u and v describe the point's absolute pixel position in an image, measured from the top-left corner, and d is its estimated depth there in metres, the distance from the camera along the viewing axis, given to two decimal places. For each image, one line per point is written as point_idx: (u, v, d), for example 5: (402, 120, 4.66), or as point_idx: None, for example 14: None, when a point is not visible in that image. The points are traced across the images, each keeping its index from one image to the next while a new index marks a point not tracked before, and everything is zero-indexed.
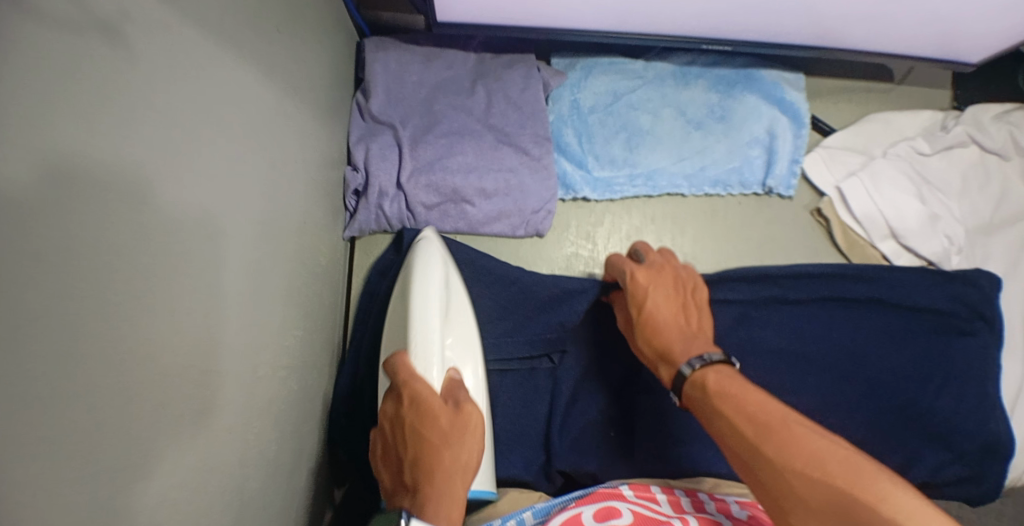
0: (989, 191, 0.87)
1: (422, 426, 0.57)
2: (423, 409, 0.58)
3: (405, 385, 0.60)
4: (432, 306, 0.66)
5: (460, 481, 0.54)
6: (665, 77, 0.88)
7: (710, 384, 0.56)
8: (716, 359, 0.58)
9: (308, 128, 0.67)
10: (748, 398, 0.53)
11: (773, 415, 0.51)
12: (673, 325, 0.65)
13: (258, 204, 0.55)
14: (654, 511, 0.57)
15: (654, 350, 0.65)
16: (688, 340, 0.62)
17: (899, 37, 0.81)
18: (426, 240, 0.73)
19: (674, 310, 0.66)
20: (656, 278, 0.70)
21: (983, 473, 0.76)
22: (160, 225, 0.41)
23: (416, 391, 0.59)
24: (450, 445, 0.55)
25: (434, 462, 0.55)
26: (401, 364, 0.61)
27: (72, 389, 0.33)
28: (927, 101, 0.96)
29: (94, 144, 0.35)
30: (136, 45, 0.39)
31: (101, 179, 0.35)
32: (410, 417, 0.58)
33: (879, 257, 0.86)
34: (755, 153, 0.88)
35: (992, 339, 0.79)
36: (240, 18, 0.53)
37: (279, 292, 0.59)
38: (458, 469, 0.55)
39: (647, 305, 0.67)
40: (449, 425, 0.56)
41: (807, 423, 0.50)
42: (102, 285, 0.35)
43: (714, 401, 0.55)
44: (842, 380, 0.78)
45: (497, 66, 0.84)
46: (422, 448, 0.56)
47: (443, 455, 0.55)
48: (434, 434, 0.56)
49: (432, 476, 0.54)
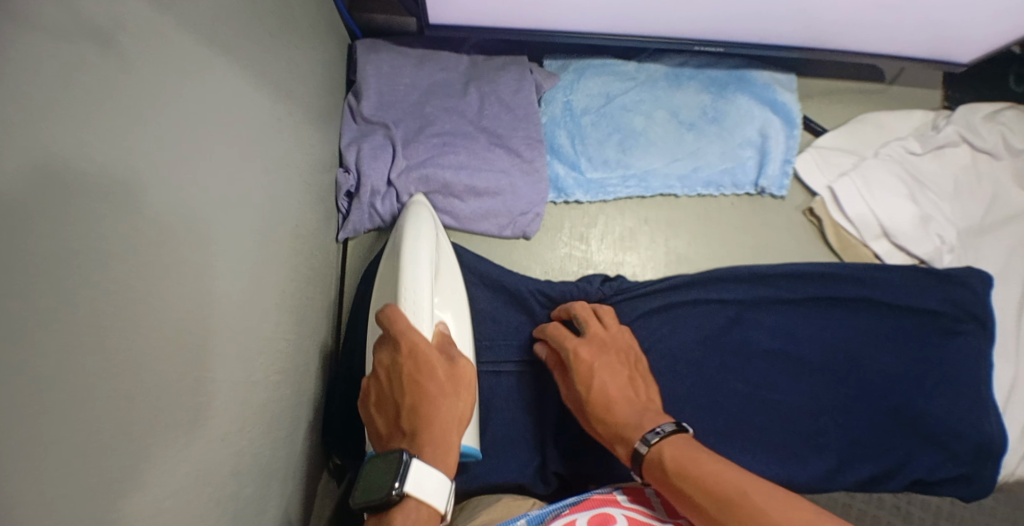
0: (981, 192, 0.87)
1: (420, 376, 0.57)
2: (421, 360, 0.57)
3: (401, 335, 0.57)
4: (423, 264, 0.63)
5: (454, 429, 0.56)
6: (657, 79, 0.89)
7: (668, 462, 0.57)
8: (670, 430, 0.60)
9: (301, 132, 0.67)
10: (705, 472, 0.54)
11: (730, 487, 0.52)
12: (623, 403, 0.65)
13: (250, 208, 0.55)
14: (648, 516, 0.59)
15: (608, 430, 0.64)
16: (638, 417, 0.63)
17: (891, 39, 0.82)
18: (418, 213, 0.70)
19: (622, 386, 0.66)
20: (600, 353, 0.69)
21: (978, 473, 0.76)
22: (150, 231, 0.40)
23: (413, 341, 0.57)
24: (446, 398, 0.57)
25: (431, 411, 0.56)
26: (391, 310, 0.58)
27: (68, 392, 0.33)
28: (919, 102, 0.97)
29: (88, 148, 0.35)
30: (129, 48, 0.39)
31: (90, 185, 0.35)
32: (408, 367, 0.57)
33: (872, 257, 0.86)
34: (747, 155, 0.88)
35: (985, 341, 0.80)
36: (231, 22, 0.52)
37: (271, 295, 0.59)
38: (452, 420, 0.56)
39: (596, 383, 0.66)
40: (446, 378, 0.57)
41: (764, 489, 0.52)
42: (97, 287, 0.35)
43: (675, 481, 0.55)
44: (836, 381, 0.79)
45: (489, 69, 0.84)
46: (421, 398, 0.56)
47: (440, 405, 0.56)
48: (432, 386, 0.56)
49: (430, 424, 0.55)
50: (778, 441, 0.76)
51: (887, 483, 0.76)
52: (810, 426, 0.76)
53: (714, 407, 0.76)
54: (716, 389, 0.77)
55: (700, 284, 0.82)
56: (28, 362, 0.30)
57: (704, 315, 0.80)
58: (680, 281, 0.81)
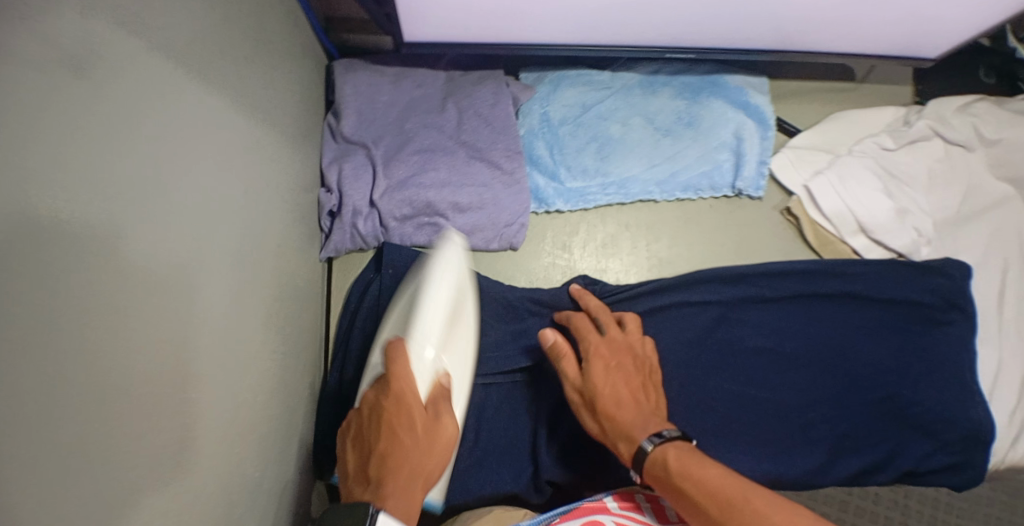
0: (957, 184, 0.88)
1: (398, 423, 0.59)
2: (405, 409, 0.60)
3: (394, 377, 0.60)
4: (441, 304, 0.65)
5: (419, 484, 0.58)
6: (632, 87, 0.90)
7: (672, 463, 0.58)
8: (676, 435, 0.61)
9: (280, 154, 0.68)
10: (709, 476, 0.55)
11: (734, 491, 0.54)
12: (631, 403, 0.66)
13: (231, 231, 0.56)
14: (638, 523, 0.60)
15: (612, 427, 0.64)
16: (644, 420, 0.64)
17: (860, 38, 0.83)
18: (448, 240, 0.70)
19: (632, 389, 0.67)
20: (617, 355, 0.70)
21: (969, 461, 0.77)
22: (133, 260, 0.41)
23: (402, 387, 0.60)
24: (419, 450, 0.59)
25: (400, 463, 0.57)
26: (392, 348, 0.61)
27: (56, 418, 0.34)
28: (891, 98, 0.98)
29: (68, 183, 0.36)
30: (106, 83, 0.40)
31: (72, 220, 0.36)
32: (390, 411, 0.60)
33: (850, 252, 0.88)
34: (724, 157, 0.89)
35: (970, 329, 0.81)
36: (206, 52, 0.53)
37: (256, 318, 0.60)
38: (418, 473, 0.58)
39: (608, 380, 0.67)
40: (424, 428, 0.60)
41: (763, 493, 0.54)
42: (81, 317, 0.36)
43: (678, 482, 0.56)
44: (823, 377, 0.79)
45: (467, 84, 0.85)
46: (393, 447, 0.58)
47: (411, 455, 0.58)
48: (407, 438, 0.59)
49: (396, 474, 0.57)
50: (766, 439, 0.76)
51: (878, 475, 0.78)
52: (798, 421, 0.77)
53: (702, 408, 0.77)
54: (703, 389, 0.78)
55: (683, 287, 0.83)
56: (17, 389, 0.31)
57: (688, 318, 0.81)
58: (661, 285, 0.83)
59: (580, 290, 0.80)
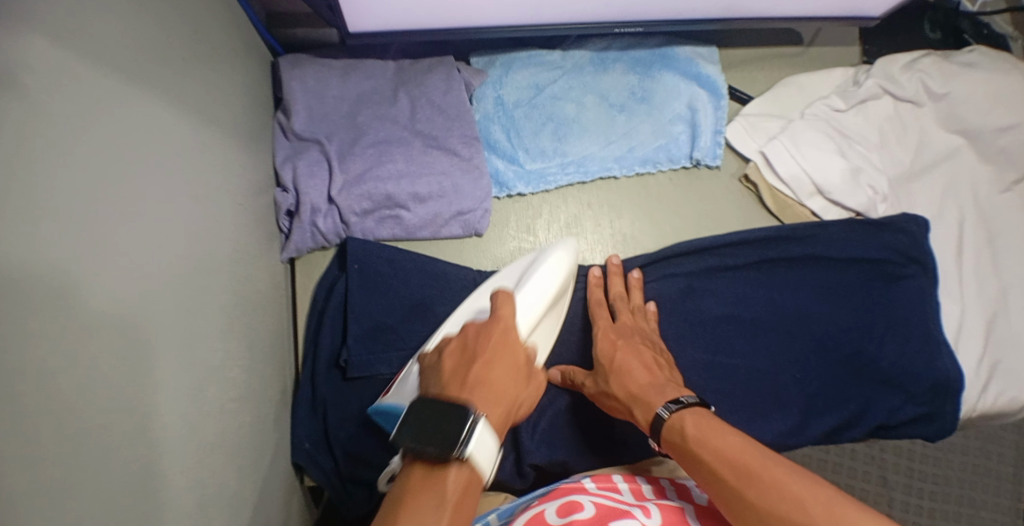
0: (906, 138, 0.90)
1: (503, 345, 0.61)
2: (509, 340, 0.62)
3: (506, 316, 0.64)
4: (535, 301, 0.71)
5: (506, 399, 0.58)
6: (583, 65, 0.90)
7: (690, 430, 0.58)
8: (693, 402, 0.61)
9: (229, 155, 0.66)
10: (726, 443, 0.55)
11: (753, 461, 0.53)
12: (644, 373, 0.67)
13: (183, 238, 0.54)
14: (615, 501, 0.59)
15: (628, 394, 0.66)
16: (658, 386, 0.65)
17: (805, 1, 0.83)
18: (558, 245, 0.76)
19: (645, 361, 0.69)
20: (624, 335, 0.73)
21: (938, 410, 0.79)
22: (83, 274, 0.40)
23: (511, 323, 0.64)
24: (514, 377, 0.60)
25: (497, 379, 0.58)
26: (502, 294, 0.66)
27: (15, 446, 0.33)
28: (838, 60, 0.99)
29: (10, 197, 0.35)
30: (38, 93, 0.39)
31: (18, 237, 0.35)
32: (497, 335, 0.62)
33: (809, 214, 0.89)
34: (679, 130, 0.90)
35: (929, 280, 0.82)
36: (144, 56, 0.51)
37: (218, 324, 0.59)
38: (510, 392, 0.59)
39: (617, 356, 0.70)
40: (523, 362, 0.61)
41: (784, 464, 0.53)
42: (31, 335, 0.35)
43: (694, 448, 0.57)
44: (790, 337, 0.81)
45: (417, 72, 0.84)
46: (493, 363, 0.59)
47: (506, 375, 0.59)
48: (509, 363, 0.60)
49: (490, 384, 0.58)
50: (741, 403, 0.78)
51: (849, 431, 0.80)
52: (771, 382, 0.79)
53: None
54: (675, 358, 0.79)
55: (658, 262, 0.83)
56: None
57: (657, 290, 0.82)
58: (629, 264, 0.83)
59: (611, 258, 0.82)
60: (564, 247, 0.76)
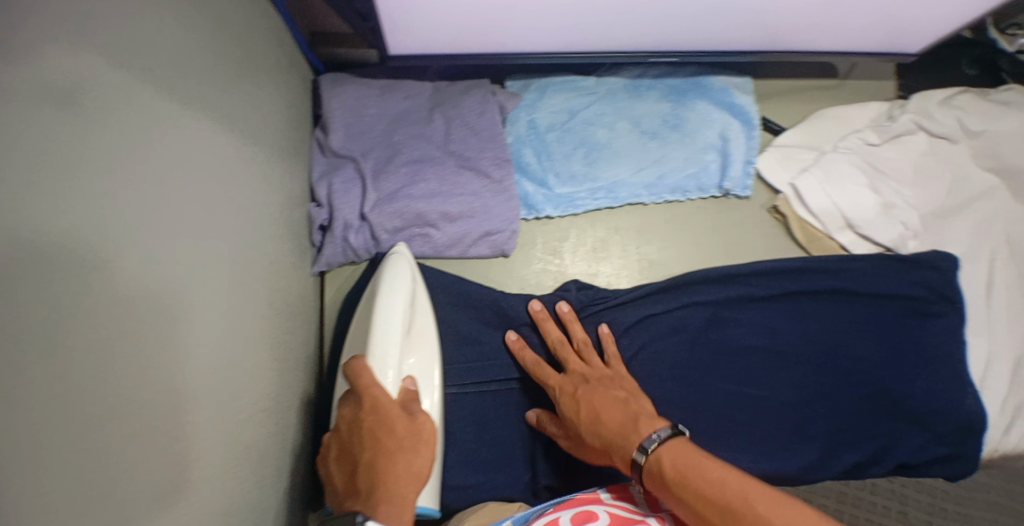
0: (942, 175, 0.89)
1: (380, 430, 0.59)
2: (382, 417, 0.59)
3: (366, 390, 0.60)
4: (396, 321, 0.66)
5: (410, 486, 0.57)
6: (617, 92, 0.91)
7: (668, 468, 0.58)
8: (665, 436, 0.61)
9: (271, 174, 0.68)
10: (704, 478, 0.56)
11: (731, 494, 0.55)
12: (614, 413, 0.66)
13: (225, 255, 0.56)
14: (630, 511, 0.61)
15: (603, 442, 0.65)
16: (629, 426, 0.64)
17: (843, 37, 0.84)
18: (396, 254, 0.73)
19: (615, 405, 0.66)
20: (583, 383, 0.70)
21: (962, 450, 0.78)
22: (130, 295, 0.42)
23: (376, 396, 0.60)
24: (404, 454, 0.58)
25: (386, 473, 0.57)
26: (354, 367, 0.61)
27: (54, 463, 0.35)
28: (874, 93, 0.99)
29: (61, 221, 0.37)
30: (97, 123, 0.41)
31: (71, 262, 0.37)
32: (369, 421, 0.59)
33: (838, 248, 0.89)
34: (710, 158, 0.90)
35: (957, 319, 0.82)
36: (194, 81, 0.53)
37: (253, 338, 0.60)
38: (410, 475, 0.58)
39: (584, 407, 0.68)
40: (405, 431, 0.59)
41: (758, 491, 0.55)
42: (74, 354, 0.37)
43: (674, 487, 0.57)
44: (817, 370, 0.80)
45: (453, 94, 0.86)
46: (378, 457, 0.57)
47: (396, 462, 0.57)
48: (391, 441, 0.58)
49: (385, 480, 0.56)
50: (764, 436, 0.77)
51: (874, 468, 0.78)
52: (794, 416, 0.78)
53: (699, 407, 0.78)
54: (699, 388, 0.78)
55: (675, 289, 0.84)
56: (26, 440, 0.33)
57: (681, 318, 0.81)
58: (651, 289, 0.84)
59: (534, 304, 0.79)
60: (399, 255, 0.72)
